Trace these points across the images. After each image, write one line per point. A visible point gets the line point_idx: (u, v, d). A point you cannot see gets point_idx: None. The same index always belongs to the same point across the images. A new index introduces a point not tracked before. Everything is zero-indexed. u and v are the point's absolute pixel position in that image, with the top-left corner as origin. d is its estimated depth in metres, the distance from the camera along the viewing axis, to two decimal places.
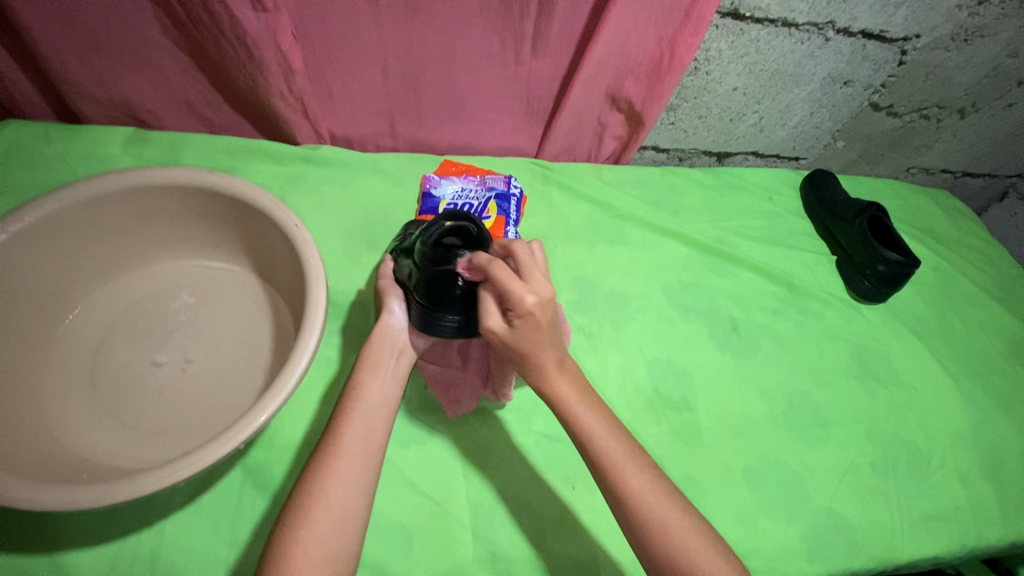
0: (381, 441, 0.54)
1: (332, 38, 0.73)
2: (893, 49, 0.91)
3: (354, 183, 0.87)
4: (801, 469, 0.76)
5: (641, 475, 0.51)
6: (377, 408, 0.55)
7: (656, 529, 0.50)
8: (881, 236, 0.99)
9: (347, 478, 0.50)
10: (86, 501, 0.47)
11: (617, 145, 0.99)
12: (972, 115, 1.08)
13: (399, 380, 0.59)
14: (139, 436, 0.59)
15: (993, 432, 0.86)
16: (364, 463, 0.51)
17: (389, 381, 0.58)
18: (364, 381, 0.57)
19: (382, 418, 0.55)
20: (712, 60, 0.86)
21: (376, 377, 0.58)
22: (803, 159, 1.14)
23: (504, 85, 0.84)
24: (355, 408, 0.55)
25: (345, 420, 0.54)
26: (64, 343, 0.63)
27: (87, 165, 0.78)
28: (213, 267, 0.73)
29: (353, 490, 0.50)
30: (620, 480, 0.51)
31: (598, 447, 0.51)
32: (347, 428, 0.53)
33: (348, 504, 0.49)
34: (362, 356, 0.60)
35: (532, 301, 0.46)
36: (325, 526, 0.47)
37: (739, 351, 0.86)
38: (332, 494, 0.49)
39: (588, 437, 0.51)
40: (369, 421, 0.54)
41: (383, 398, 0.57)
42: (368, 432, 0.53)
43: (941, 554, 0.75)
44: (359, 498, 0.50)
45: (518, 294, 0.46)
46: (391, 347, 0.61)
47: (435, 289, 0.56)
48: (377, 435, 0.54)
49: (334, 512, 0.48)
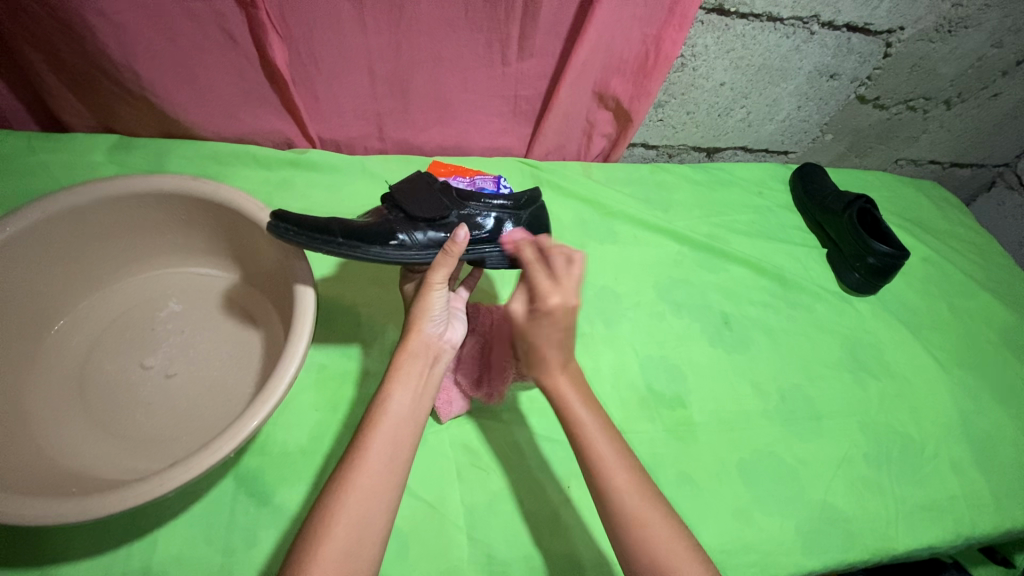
0: (406, 456, 0.52)
1: (316, 42, 0.73)
2: (878, 42, 0.91)
3: (343, 187, 0.87)
4: (795, 463, 0.76)
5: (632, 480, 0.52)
6: (403, 421, 0.53)
7: (637, 527, 0.50)
8: (871, 229, 0.99)
9: (366, 496, 0.48)
10: (76, 513, 0.46)
11: (606, 143, 0.99)
12: (959, 106, 1.09)
13: (428, 385, 0.57)
14: (128, 445, 0.58)
15: (985, 421, 0.87)
16: (385, 480, 0.50)
17: (419, 390, 0.56)
18: (389, 391, 0.55)
19: (407, 433, 0.53)
20: (698, 56, 0.86)
21: (403, 387, 0.55)
22: (792, 153, 1.14)
23: (492, 86, 0.84)
24: (379, 420, 0.53)
25: (368, 434, 0.52)
26: (52, 355, 0.62)
27: (71, 174, 0.78)
28: (200, 274, 0.73)
29: (373, 509, 0.48)
30: (612, 479, 0.52)
31: (596, 453, 0.53)
32: (369, 442, 0.51)
33: (366, 521, 0.48)
34: (395, 360, 0.57)
35: (553, 300, 0.53)
36: (344, 542, 0.46)
37: (731, 345, 0.86)
38: (349, 511, 0.47)
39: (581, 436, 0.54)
40: (393, 435, 0.52)
41: (410, 408, 0.55)
42: (391, 447, 0.52)
43: (936, 544, 0.75)
44: (377, 518, 0.48)
45: (544, 291, 0.53)
46: (423, 352, 0.59)
47: (520, 211, 0.65)
48: (402, 450, 0.52)
49: (351, 529, 0.47)
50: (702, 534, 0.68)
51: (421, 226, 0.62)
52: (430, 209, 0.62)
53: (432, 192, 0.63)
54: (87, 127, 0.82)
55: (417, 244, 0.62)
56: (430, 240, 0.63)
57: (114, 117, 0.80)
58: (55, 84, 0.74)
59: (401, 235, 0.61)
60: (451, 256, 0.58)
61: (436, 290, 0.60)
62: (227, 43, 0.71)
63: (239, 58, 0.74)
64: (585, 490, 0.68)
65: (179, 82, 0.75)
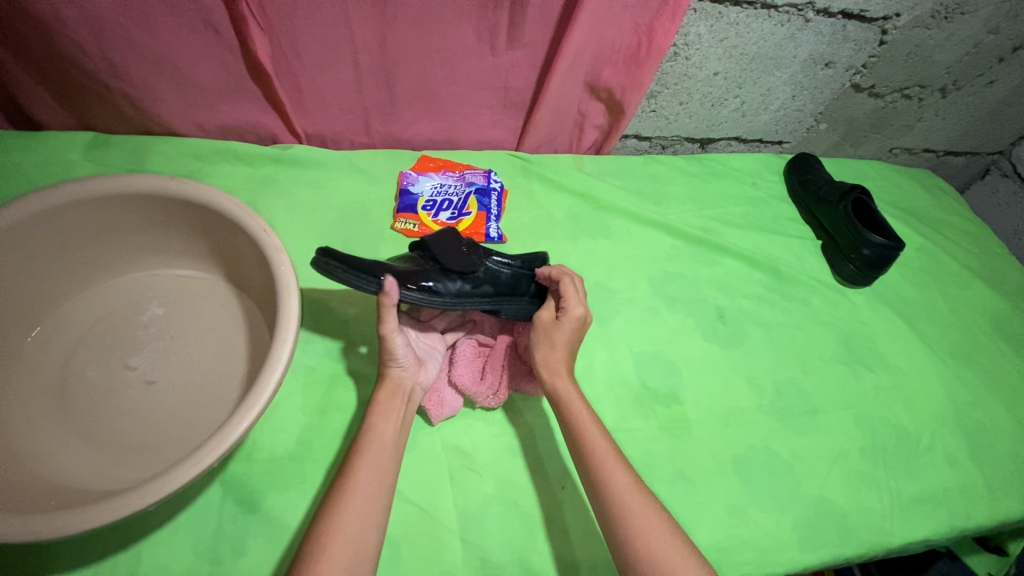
0: (389, 481, 0.54)
1: (298, 34, 0.70)
2: (874, 29, 0.90)
3: (328, 183, 0.85)
4: (790, 458, 0.76)
5: (621, 472, 0.56)
6: (386, 450, 0.56)
7: (622, 516, 0.53)
8: (866, 219, 0.98)
9: (360, 514, 0.50)
10: (55, 530, 0.45)
11: (598, 134, 0.97)
12: (954, 94, 1.08)
13: (404, 415, 0.60)
14: (111, 453, 0.57)
15: (980, 412, 0.86)
16: (374, 501, 0.52)
17: (393, 420, 0.58)
18: (375, 425, 0.57)
19: (391, 459, 0.56)
20: (691, 45, 0.84)
21: (387, 421, 0.58)
22: (786, 143, 1.13)
23: (481, 77, 0.81)
24: (365, 450, 0.55)
25: (356, 463, 0.54)
26: (29, 362, 0.60)
27: (47, 173, 0.75)
28: (184, 276, 0.71)
29: (367, 528, 0.50)
30: (602, 469, 0.56)
31: (588, 443, 0.58)
32: (358, 469, 0.53)
33: (361, 539, 0.49)
34: (377, 398, 0.60)
35: (544, 314, 0.65)
36: (342, 559, 0.47)
37: (726, 340, 0.85)
38: (346, 532, 0.49)
39: (576, 426, 0.60)
40: (378, 461, 0.55)
41: (393, 434, 0.58)
42: (379, 471, 0.54)
43: (931, 536, 0.75)
44: (371, 538, 0.50)
45: (546, 309, 0.65)
46: (399, 390, 0.61)
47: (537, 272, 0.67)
48: (387, 473, 0.55)
49: (348, 548, 0.48)
50: (698, 532, 0.68)
51: (452, 276, 0.63)
52: (464, 262, 0.63)
53: (465, 245, 0.64)
54: (63, 125, 0.80)
55: (452, 295, 0.63)
56: (459, 291, 0.63)
57: (91, 114, 0.78)
58: (26, 80, 0.71)
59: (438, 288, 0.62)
60: (387, 306, 0.57)
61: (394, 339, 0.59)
62: (207, 34, 0.69)
63: (218, 50, 0.71)
64: (579, 490, 0.67)
65: (155, 76, 0.72)
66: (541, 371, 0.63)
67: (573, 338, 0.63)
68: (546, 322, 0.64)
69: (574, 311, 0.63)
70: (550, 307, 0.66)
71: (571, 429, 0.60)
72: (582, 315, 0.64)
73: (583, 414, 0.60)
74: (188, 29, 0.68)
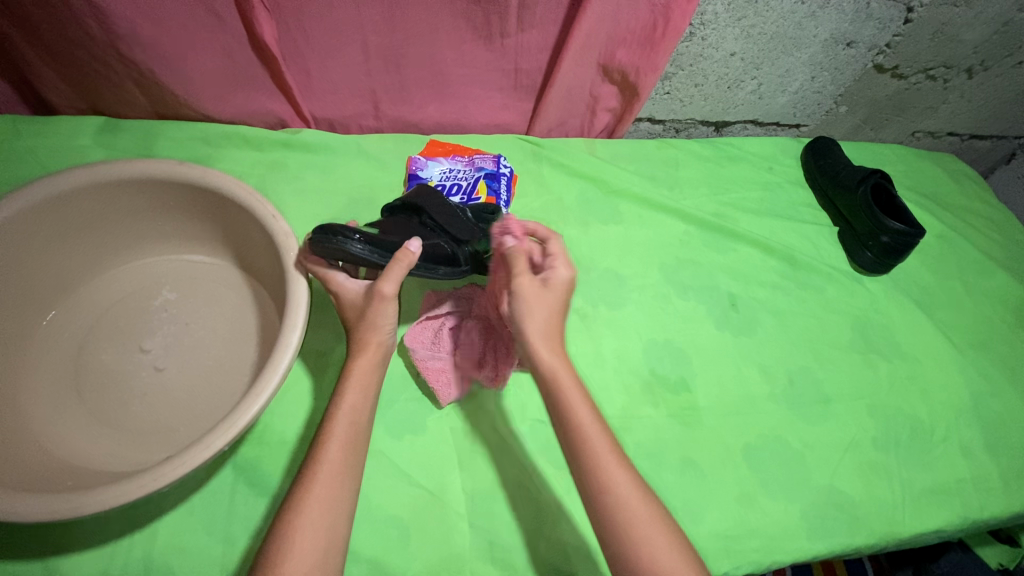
0: (358, 463, 0.54)
1: (306, 16, 0.69)
2: (899, 7, 0.86)
3: (338, 168, 0.84)
4: (801, 447, 0.75)
5: (620, 472, 0.53)
6: (355, 432, 0.54)
7: (627, 528, 0.51)
8: (886, 205, 0.95)
9: (329, 506, 0.50)
10: (70, 510, 0.46)
11: (610, 117, 0.96)
12: (981, 75, 1.04)
13: (378, 384, 0.58)
14: (125, 436, 0.58)
15: (998, 403, 0.85)
16: (343, 491, 0.51)
17: (365, 393, 0.57)
18: (346, 403, 0.55)
19: (359, 442, 0.55)
20: (707, 25, 0.82)
21: (358, 396, 0.56)
22: (804, 126, 1.10)
23: (490, 60, 0.80)
24: (333, 434, 0.53)
25: (324, 449, 0.52)
26: (45, 346, 0.61)
27: (59, 158, 0.76)
28: (194, 260, 0.71)
29: (336, 520, 0.50)
30: (601, 474, 0.53)
31: (584, 440, 0.54)
32: (326, 455, 0.52)
33: (330, 532, 0.49)
34: (350, 363, 0.58)
35: (526, 281, 0.60)
36: (310, 554, 0.47)
37: (739, 328, 0.84)
38: (313, 524, 0.49)
39: (574, 425, 0.55)
40: (347, 447, 0.53)
41: (364, 412, 0.56)
42: (351, 456, 0.53)
43: (944, 527, 0.74)
44: (342, 528, 0.50)
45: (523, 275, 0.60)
46: (375, 351, 0.59)
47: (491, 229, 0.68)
48: (357, 458, 0.54)
49: (318, 543, 0.48)
50: (706, 520, 0.67)
51: (459, 243, 0.67)
52: (464, 229, 0.67)
53: (458, 212, 0.67)
54: (75, 109, 0.80)
55: (464, 261, 0.68)
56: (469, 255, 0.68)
57: (102, 99, 0.78)
58: (37, 64, 0.72)
59: (456, 255, 0.67)
60: (401, 263, 0.57)
61: (387, 299, 0.58)
62: (213, 15, 0.68)
63: (226, 33, 0.71)
64: None
65: (163, 59, 0.72)
66: (530, 342, 0.58)
67: (562, 298, 0.61)
68: (531, 288, 0.59)
69: (561, 271, 0.61)
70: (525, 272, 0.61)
71: (564, 426, 0.55)
72: (569, 274, 0.62)
73: (581, 406, 0.56)
74: (196, 11, 0.67)
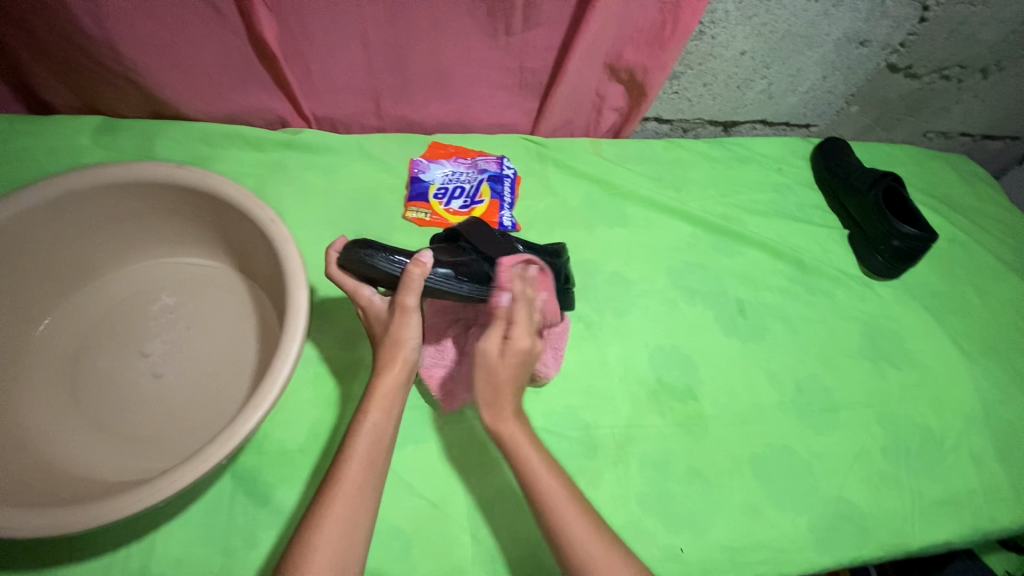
0: (380, 482, 0.52)
1: (306, 13, 0.67)
2: (914, 5, 0.84)
3: (339, 169, 0.83)
4: (808, 457, 0.74)
5: (578, 516, 0.53)
6: (377, 448, 0.53)
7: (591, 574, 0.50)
8: (897, 208, 0.93)
9: (346, 526, 0.48)
10: (64, 525, 0.45)
11: (617, 117, 0.94)
12: (996, 75, 1.01)
13: (402, 401, 0.56)
14: (122, 445, 0.57)
15: (1010, 412, 0.83)
16: (362, 509, 0.50)
17: (388, 409, 0.55)
18: (366, 418, 0.54)
19: (381, 458, 0.53)
20: (718, 23, 0.80)
21: (382, 411, 0.54)
22: (814, 126, 1.08)
23: (495, 58, 0.78)
24: (355, 448, 0.52)
25: (347, 464, 0.51)
26: (40, 352, 0.60)
27: (56, 158, 0.74)
28: (192, 264, 0.70)
29: (353, 540, 0.48)
30: (558, 521, 0.53)
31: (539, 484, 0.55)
32: (347, 471, 0.51)
33: (346, 552, 0.48)
34: (374, 377, 0.56)
35: (494, 353, 0.58)
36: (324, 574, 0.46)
37: (746, 335, 0.82)
38: (329, 544, 0.47)
39: (529, 476, 0.55)
40: (370, 463, 0.52)
41: (387, 429, 0.54)
42: (373, 473, 0.52)
43: (952, 539, 0.73)
44: (357, 548, 0.48)
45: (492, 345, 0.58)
46: (399, 366, 0.56)
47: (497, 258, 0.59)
48: (379, 475, 0.52)
49: (333, 564, 0.47)
50: (711, 532, 0.66)
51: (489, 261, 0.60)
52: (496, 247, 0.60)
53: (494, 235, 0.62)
54: (73, 108, 0.79)
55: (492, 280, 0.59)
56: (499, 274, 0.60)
57: (99, 98, 0.77)
58: (32, 63, 0.70)
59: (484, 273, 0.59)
60: (414, 275, 0.53)
61: (410, 311, 0.55)
62: (211, 12, 0.66)
63: (225, 31, 0.69)
64: (591, 486, 0.67)
65: (161, 58, 0.70)
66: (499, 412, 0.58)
67: (520, 368, 0.59)
68: (491, 360, 0.58)
69: (522, 343, 0.58)
70: (491, 339, 0.58)
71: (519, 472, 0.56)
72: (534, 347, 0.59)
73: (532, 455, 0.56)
74: (193, 8, 0.65)
